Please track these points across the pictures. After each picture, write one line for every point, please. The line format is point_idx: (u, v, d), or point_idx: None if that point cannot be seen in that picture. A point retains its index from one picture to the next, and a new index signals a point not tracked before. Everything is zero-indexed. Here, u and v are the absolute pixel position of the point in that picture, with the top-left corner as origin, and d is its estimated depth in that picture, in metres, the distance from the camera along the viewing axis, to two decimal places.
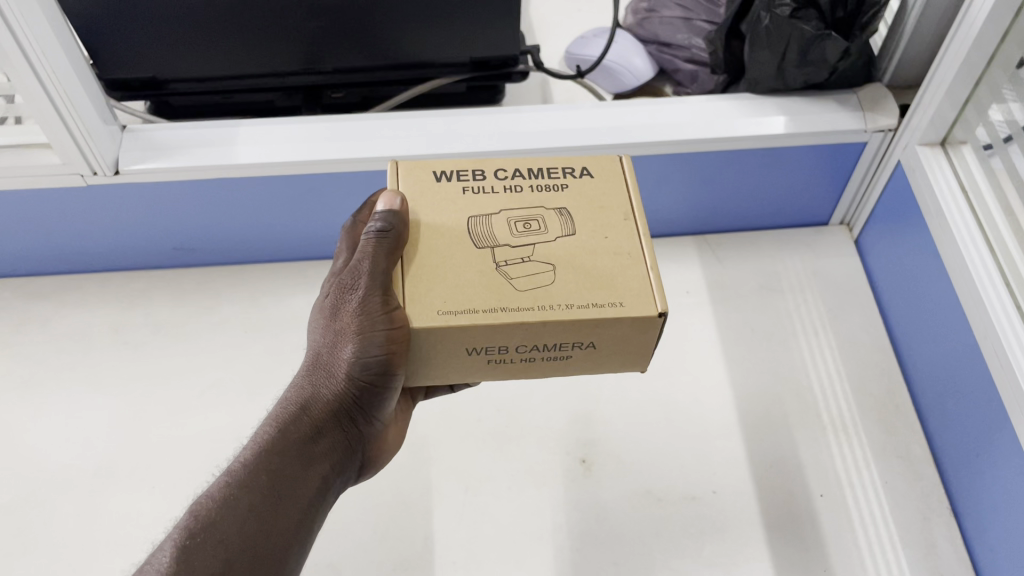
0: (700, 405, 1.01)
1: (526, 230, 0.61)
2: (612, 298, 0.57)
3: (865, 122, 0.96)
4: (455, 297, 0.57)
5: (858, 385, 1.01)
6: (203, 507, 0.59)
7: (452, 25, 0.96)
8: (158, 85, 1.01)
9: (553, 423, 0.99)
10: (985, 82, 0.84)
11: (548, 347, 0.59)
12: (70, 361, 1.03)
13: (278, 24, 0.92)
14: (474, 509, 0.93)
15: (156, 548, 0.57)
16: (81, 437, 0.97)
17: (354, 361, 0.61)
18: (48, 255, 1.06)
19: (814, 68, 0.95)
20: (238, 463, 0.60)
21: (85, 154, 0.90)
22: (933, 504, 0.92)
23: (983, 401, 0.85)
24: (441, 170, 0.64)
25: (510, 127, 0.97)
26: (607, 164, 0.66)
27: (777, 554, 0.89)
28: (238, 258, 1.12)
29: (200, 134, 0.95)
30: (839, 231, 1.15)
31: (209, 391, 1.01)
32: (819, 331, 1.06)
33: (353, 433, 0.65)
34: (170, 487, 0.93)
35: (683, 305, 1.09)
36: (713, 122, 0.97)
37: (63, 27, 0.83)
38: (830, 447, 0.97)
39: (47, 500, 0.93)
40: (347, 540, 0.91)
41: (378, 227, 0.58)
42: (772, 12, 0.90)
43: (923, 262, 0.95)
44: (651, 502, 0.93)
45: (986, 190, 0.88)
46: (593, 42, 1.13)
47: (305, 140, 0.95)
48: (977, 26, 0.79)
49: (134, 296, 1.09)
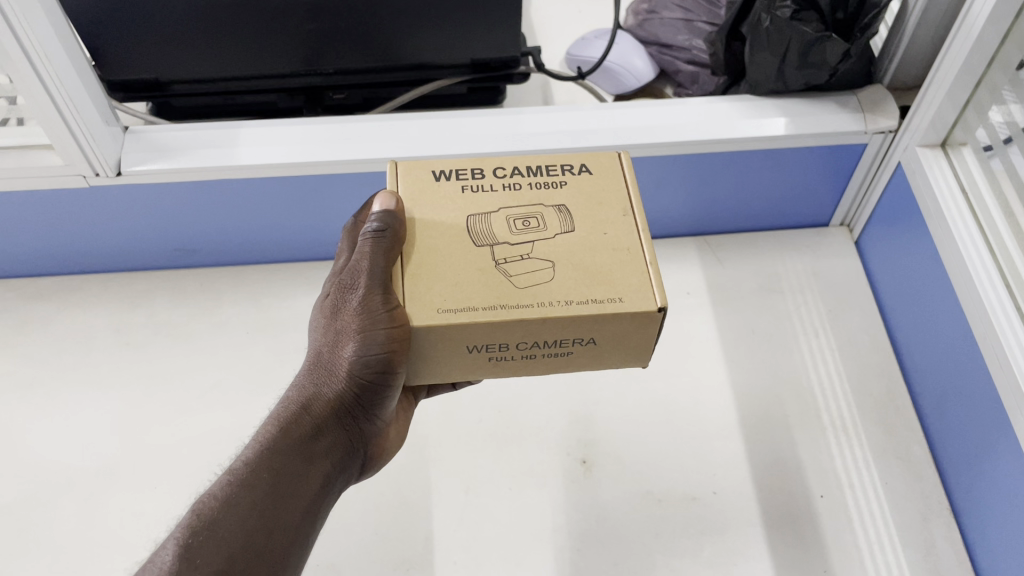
0: (701, 405, 1.01)
1: (525, 228, 0.61)
2: (611, 294, 0.57)
3: (865, 123, 0.97)
4: (455, 294, 0.57)
5: (858, 386, 1.01)
6: (206, 505, 0.59)
7: (454, 27, 0.96)
8: (159, 87, 1.02)
9: (554, 423, 0.99)
10: (985, 83, 0.84)
11: (549, 344, 0.59)
12: (71, 362, 1.04)
13: (280, 26, 0.93)
14: (474, 510, 0.93)
15: (159, 546, 0.57)
16: (83, 437, 0.98)
17: (354, 360, 0.61)
18: (50, 256, 1.07)
19: (814, 69, 0.95)
20: (240, 462, 0.61)
21: (88, 156, 0.90)
22: (933, 504, 0.92)
23: (984, 402, 0.85)
24: (440, 170, 0.64)
25: (510, 128, 0.97)
26: (606, 161, 0.66)
27: (777, 555, 0.89)
28: (239, 259, 1.12)
29: (202, 135, 0.95)
30: (839, 232, 1.16)
31: (210, 392, 1.01)
32: (819, 333, 1.06)
33: (354, 431, 0.65)
34: (172, 487, 0.93)
35: (684, 306, 1.09)
36: (713, 123, 0.97)
37: (64, 27, 0.83)
38: (831, 448, 0.97)
39: (48, 501, 0.93)
40: (348, 541, 0.91)
41: (375, 227, 0.58)
42: (773, 14, 0.90)
43: (922, 263, 0.95)
44: (652, 503, 0.93)
45: (986, 191, 0.88)
46: (594, 44, 1.13)
47: (306, 141, 0.95)
48: (978, 27, 0.79)
49: (136, 298, 1.09)
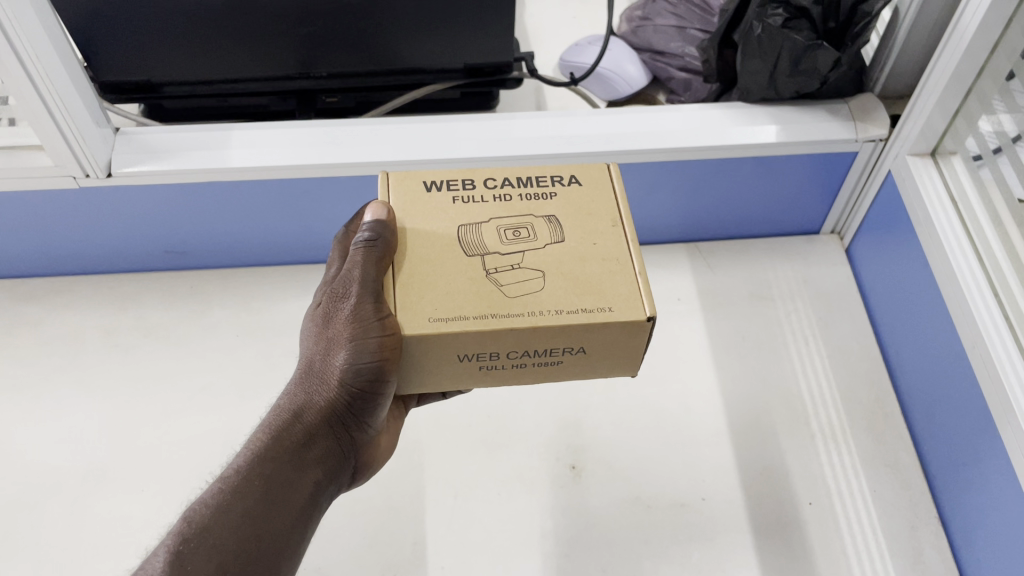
0: (690, 412, 1.01)
1: (515, 239, 0.61)
2: (601, 303, 0.57)
3: (856, 132, 0.97)
4: (446, 303, 0.57)
5: (846, 393, 1.02)
6: (197, 512, 0.59)
7: (447, 32, 0.96)
8: (151, 89, 1.02)
9: (543, 430, 0.99)
10: (974, 93, 0.85)
11: (539, 353, 0.59)
12: (59, 365, 1.03)
13: (272, 29, 0.93)
14: (462, 515, 0.93)
15: (151, 553, 0.58)
16: (71, 439, 0.97)
17: (346, 368, 0.60)
18: (38, 257, 1.06)
19: (806, 77, 0.95)
20: (232, 469, 0.61)
21: (78, 157, 0.90)
22: (921, 513, 0.93)
23: (971, 413, 0.86)
24: (431, 180, 0.64)
25: (502, 134, 0.97)
26: (595, 172, 0.66)
27: (765, 562, 0.90)
28: (229, 262, 1.12)
29: (193, 137, 0.95)
30: (829, 240, 1.16)
31: (199, 394, 1.01)
32: (809, 340, 1.07)
33: (346, 439, 0.65)
34: (161, 490, 0.93)
35: (673, 313, 1.10)
36: (707, 131, 0.97)
37: (56, 28, 0.83)
38: (820, 455, 0.97)
39: (35, 503, 0.92)
40: (336, 546, 0.91)
41: (366, 237, 0.58)
42: (765, 22, 0.91)
43: (913, 271, 0.96)
44: (641, 509, 0.93)
45: (975, 200, 0.88)
46: (586, 50, 1.14)
47: (297, 146, 0.95)
48: (968, 37, 0.80)
49: (125, 300, 1.09)
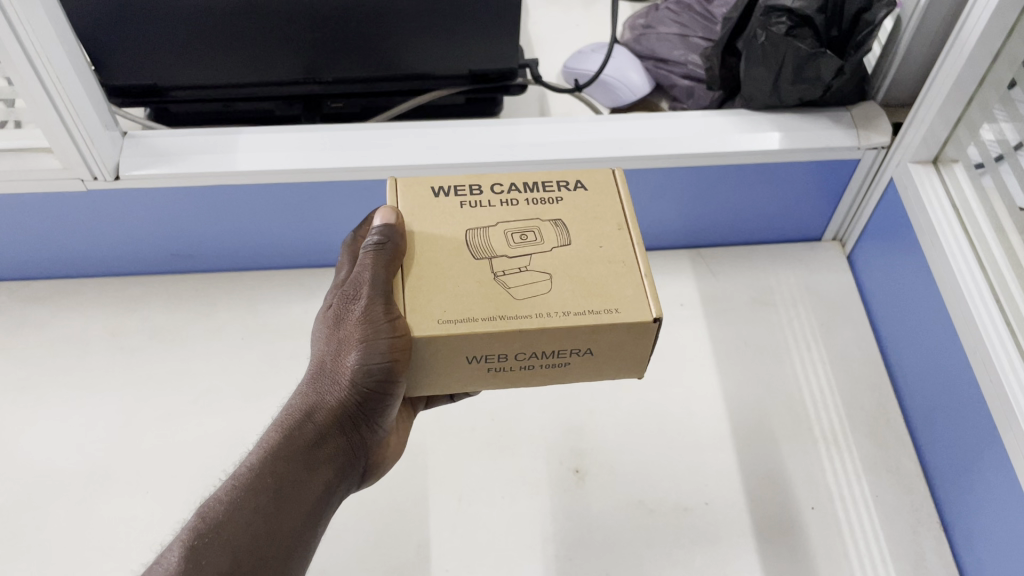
0: (693, 415, 1.01)
1: (523, 242, 0.61)
2: (608, 305, 0.58)
3: (858, 139, 0.98)
4: (454, 305, 0.58)
5: (849, 399, 1.02)
6: (211, 508, 0.59)
7: (453, 38, 0.97)
8: (157, 93, 1.02)
9: (546, 433, 1.00)
10: (977, 101, 0.85)
11: (547, 355, 0.60)
12: (64, 366, 1.04)
13: (280, 34, 0.94)
14: (466, 519, 0.93)
15: (166, 549, 0.58)
16: (76, 440, 0.97)
17: (357, 368, 0.60)
18: (44, 259, 1.06)
19: (809, 85, 0.96)
20: (245, 467, 0.61)
21: (86, 159, 0.90)
22: (923, 518, 0.93)
23: (972, 417, 0.86)
24: (439, 186, 0.65)
25: (508, 139, 0.98)
26: (601, 177, 0.67)
27: (767, 566, 0.90)
28: (235, 265, 1.12)
29: (201, 141, 0.95)
30: (830, 247, 1.17)
31: (203, 397, 1.01)
32: (812, 345, 1.07)
33: (357, 439, 0.65)
34: (165, 491, 0.93)
35: (676, 318, 1.10)
36: (711, 137, 0.98)
37: (67, 32, 0.84)
38: (822, 459, 0.97)
39: (40, 504, 0.92)
40: (340, 547, 0.91)
41: (375, 240, 0.59)
42: (769, 30, 0.92)
43: (915, 277, 0.96)
44: (644, 513, 0.93)
45: (978, 207, 0.89)
46: (590, 58, 1.15)
47: (303, 150, 0.96)
48: (971, 45, 0.81)
49: (130, 302, 1.09)
